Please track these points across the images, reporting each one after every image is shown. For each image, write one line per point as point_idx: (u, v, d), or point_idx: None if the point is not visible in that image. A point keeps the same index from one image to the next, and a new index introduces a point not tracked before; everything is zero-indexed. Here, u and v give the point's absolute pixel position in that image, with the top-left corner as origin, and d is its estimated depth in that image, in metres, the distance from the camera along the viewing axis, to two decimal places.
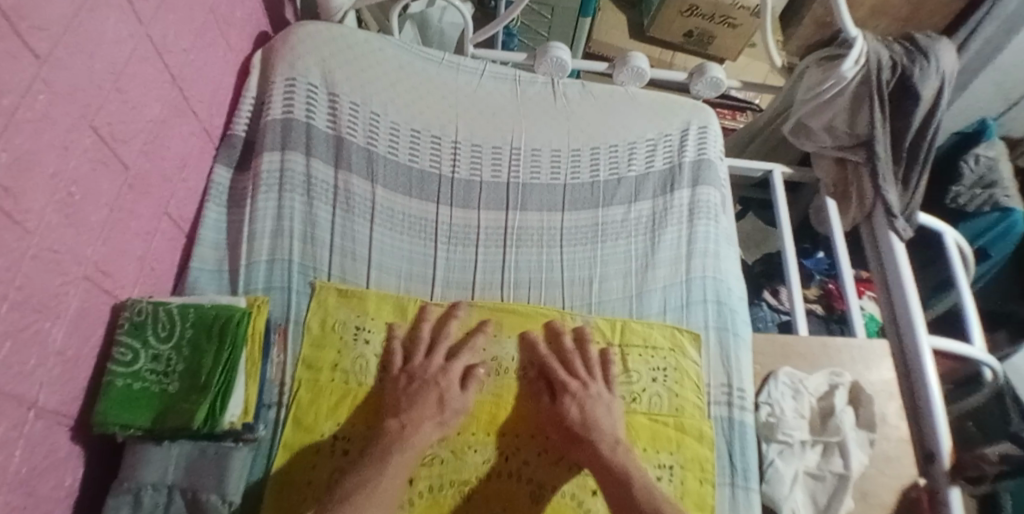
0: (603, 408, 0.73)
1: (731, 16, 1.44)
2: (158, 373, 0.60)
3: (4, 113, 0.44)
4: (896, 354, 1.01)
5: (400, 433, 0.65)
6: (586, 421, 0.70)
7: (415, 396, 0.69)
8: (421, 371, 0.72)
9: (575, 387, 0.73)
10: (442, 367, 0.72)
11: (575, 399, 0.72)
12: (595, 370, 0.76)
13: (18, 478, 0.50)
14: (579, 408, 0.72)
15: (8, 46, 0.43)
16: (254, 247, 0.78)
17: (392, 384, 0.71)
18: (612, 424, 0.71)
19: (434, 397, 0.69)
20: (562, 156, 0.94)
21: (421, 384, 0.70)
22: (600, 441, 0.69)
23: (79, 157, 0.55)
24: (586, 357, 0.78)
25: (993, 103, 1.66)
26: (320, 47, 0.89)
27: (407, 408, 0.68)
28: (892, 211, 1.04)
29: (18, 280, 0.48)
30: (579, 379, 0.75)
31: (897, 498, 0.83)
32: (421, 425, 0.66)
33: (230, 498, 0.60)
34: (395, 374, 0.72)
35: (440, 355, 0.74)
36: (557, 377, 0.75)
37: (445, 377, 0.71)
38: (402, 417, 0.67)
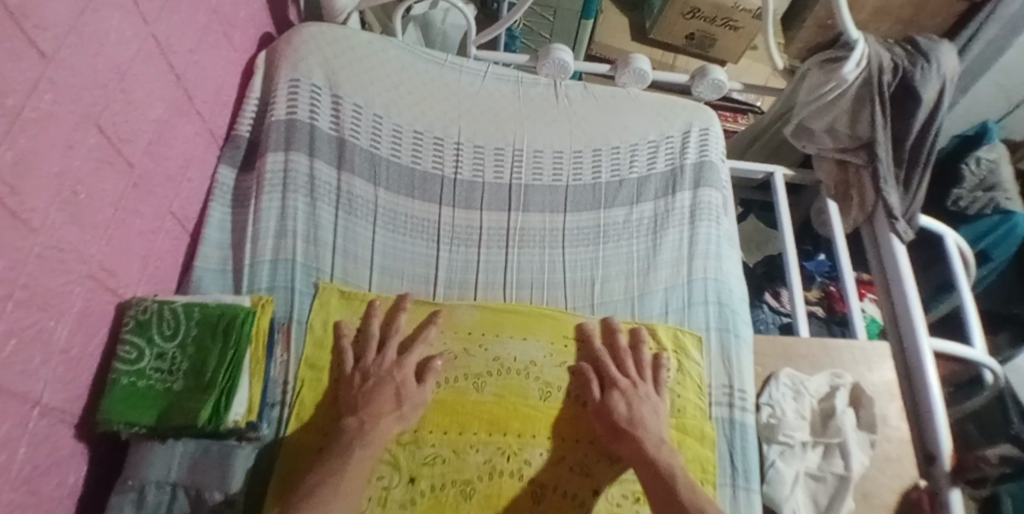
0: (650, 408, 0.73)
1: (733, 19, 1.44)
2: (162, 372, 0.61)
3: (9, 111, 0.44)
4: (897, 355, 1.01)
5: (359, 430, 0.65)
6: (633, 419, 0.71)
7: (371, 392, 0.69)
8: (376, 367, 0.72)
9: (625, 385, 0.75)
10: (396, 362, 0.72)
11: (623, 396, 0.74)
12: (646, 371, 0.77)
13: (22, 476, 0.50)
14: (627, 404, 0.73)
15: (12, 45, 0.43)
16: (258, 247, 0.79)
17: (346, 383, 0.71)
18: (657, 424, 0.72)
19: (389, 393, 0.69)
20: (565, 157, 0.94)
21: (376, 381, 0.70)
22: (646, 438, 0.69)
23: (84, 156, 0.55)
24: (638, 356, 0.79)
25: (994, 107, 1.70)
26: (323, 48, 0.90)
27: (364, 405, 0.68)
28: (894, 213, 1.05)
29: (23, 279, 0.48)
30: (628, 377, 0.76)
31: (898, 499, 0.83)
32: (379, 420, 0.66)
33: (232, 496, 0.61)
34: (348, 374, 0.72)
35: (392, 351, 0.74)
36: (608, 373, 0.76)
37: (400, 371, 0.71)
38: (360, 414, 0.67)
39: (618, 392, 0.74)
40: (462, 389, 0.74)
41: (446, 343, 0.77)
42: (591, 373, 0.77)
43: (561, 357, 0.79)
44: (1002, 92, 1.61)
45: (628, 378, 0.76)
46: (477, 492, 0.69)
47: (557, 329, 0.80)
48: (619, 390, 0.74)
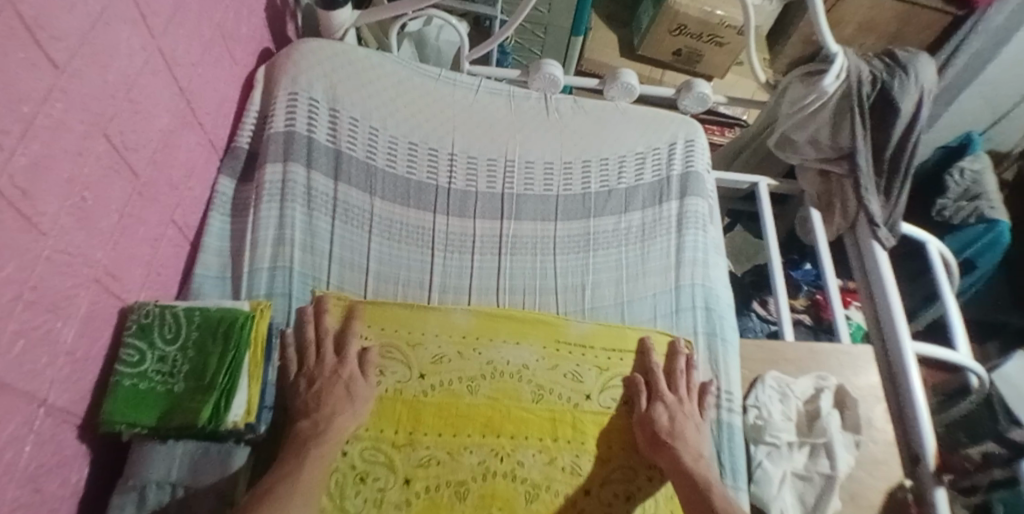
0: (692, 426, 0.76)
1: (719, 35, 1.49)
2: (163, 374, 0.62)
3: (23, 118, 0.47)
4: (880, 359, 1.03)
5: (315, 430, 0.67)
6: (674, 431, 0.74)
7: (319, 394, 0.70)
8: (319, 370, 0.72)
9: (671, 400, 0.78)
10: (338, 362, 0.73)
11: (667, 408, 0.77)
12: (693, 393, 0.80)
13: (26, 473, 0.52)
14: (670, 417, 0.76)
15: (25, 54, 0.46)
16: (257, 255, 0.80)
17: (292, 389, 0.72)
18: (698, 441, 0.75)
19: (336, 393, 0.70)
20: (555, 168, 0.97)
21: (322, 384, 0.71)
22: (684, 451, 0.72)
23: (92, 164, 0.57)
24: (689, 374, 0.82)
25: (980, 118, 1.75)
26: (321, 63, 0.93)
27: (317, 406, 0.69)
28: (875, 220, 1.08)
29: (32, 280, 0.50)
30: (675, 394, 0.79)
31: (885, 499, 0.85)
32: (334, 417, 0.68)
33: (230, 497, 0.63)
34: (294, 381, 0.72)
35: (330, 353, 0.74)
36: (658, 386, 0.79)
37: (343, 370, 0.73)
38: (313, 416, 0.68)
39: (663, 406, 0.77)
40: (456, 393, 0.76)
41: (440, 347, 0.79)
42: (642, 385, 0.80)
43: (552, 360, 0.80)
44: (987, 106, 1.68)
45: (675, 395, 0.79)
46: (472, 493, 0.70)
47: (549, 334, 0.82)
48: (667, 405, 0.77)
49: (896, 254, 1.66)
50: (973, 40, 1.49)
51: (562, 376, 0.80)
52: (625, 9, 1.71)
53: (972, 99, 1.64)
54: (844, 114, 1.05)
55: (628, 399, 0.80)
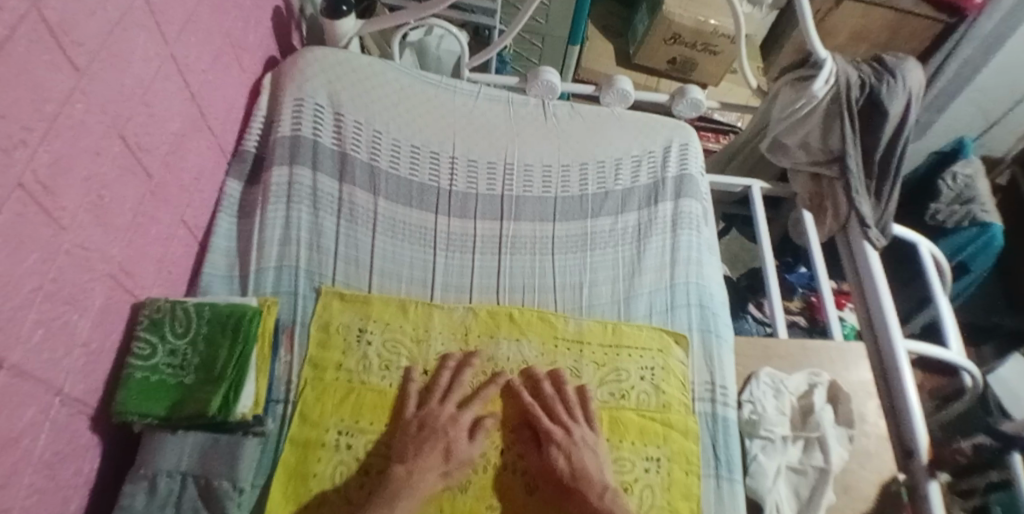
0: (590, 455, 0.74)
1: (713, 44, 1.53)
2: (174, 366, 0.65)
3: (47, 117, 0.50)
4: (872, 355, 1.05)
5: (406, 479, 0.67)
6: (576, 464, 0.72)
7: (422, 444, 0.70)
8: (432, 416, 0.73)
9: (560, 437, 0.74)
10: (454, 416, 0.74)
11: (561, 449, 0.73)
12: (577, 415, 0.77)
13: (42, 460, 0.55)
14: (566, 457, 0.73)
15: (50, 57, 0.49)
16: (263, 254, 0.83)
17: (402, 431, 0.72)
18: (600, 471, 0.73)
19: (439, 447, 0.71)
20: (553, 171, 1.00)
21: (430, 432, 0.72)
22: (590, 491, 0.70)
23: (109, 163, 0.60)
24: (568, 400, 0.78)
25: (973, 125, 1.79)
26: (327, 70, 0.96)
27: (414, 455, 0.69)
28: (866, 222, 1.10)
29: (52, 273, 0.53)
30: (561, 427, 0.75)
31: (878, 491, 0.87)
32: (427, 471, 0.68)
33: (241, 485, 0.64)
34: (408, 420, 0.73)
35: (452, 402, 0.75)
36: (544, 426, 0.75)
37: (455, 426, 0.73)
38: (407, 463, 0.69)
39: (557, 447, 0.74)
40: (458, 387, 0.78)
41: (444, 343, 0.81)
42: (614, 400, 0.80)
43: (551, 356, 0.83)
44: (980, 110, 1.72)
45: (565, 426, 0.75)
46: (472, 483, 0.72)
47: (547, 331, 0.85)
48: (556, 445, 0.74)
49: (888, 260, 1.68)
50: (964, 47, 1.54)
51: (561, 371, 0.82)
52: (621, 19, 1.75)
53: (964, 104, 1.70)
54: (833, 118, 1.08)
55: (625, 393, 0.82)
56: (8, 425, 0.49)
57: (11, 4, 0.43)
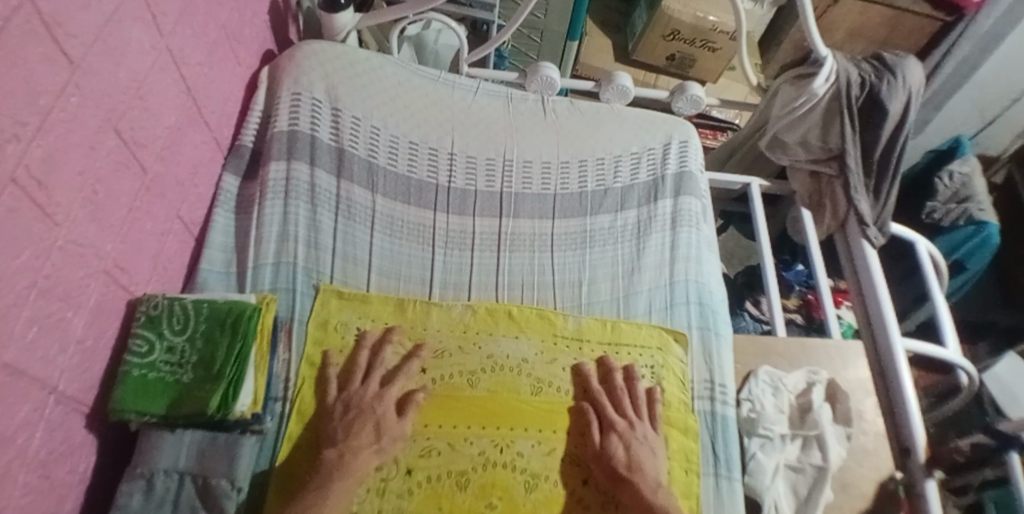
0: (647, 450, 0.75)
1: (711, 40, 1.52)
2: (172, 364, 0.64)
3: (40, 112, 0.49)
4: (870, 354, 1.05)
5: (339, 462, 0.66)
6: (633, 456, 0.74)
7: (351, 426, 0.70)
8: (358, 398, 0.72)
9: (623, 428, 0.76)
10: (378, 394, 0.73)
11: (622, 439, 0.75)
12: (642, 410, 0.79)
13: (37, 459, 0.54)
14: (625, 448, 0.74)
15: (43, 49, 0.48)
16: (261, 250, 0.82)
17: (328, 415, 0.72)
18: (655, 467, 0.74)
19: (368, 427, 0.70)
20: (552, 167, 1.00)
21: (357, 413, 0.71)
22: (643, 484, 0.71)
23: (104, 158, 0.59)
24: (633, 394, 0.80)
25: (970, 123, 1.80)
26: (324, 64, 0.95)
27: (345, 437, 0.69)
28: (864, 220, 1.11)
29: (46, 270, 0.52)
30: (626, 419, 0.77)
31: (876, 489, 0.87)
32: (360, 452, 0.68)
33: (239, 484, 0.64)
34: (331, 405, 0.72)
35: (376, 382, 0.75)
36: (607, 416, 0.77)
37: (381, 404, 0.72)
38: (340, 446, 0.68)
39: (616, 436, 0.75)
40: (457, 385, 0.77)
41: (442, 341, 0.81)
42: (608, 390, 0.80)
43: (551, 354, 0.82)
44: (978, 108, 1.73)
45: (625, 419, 0.78)
46: (472, 482, 0.72)
47: (546, 329, 0.84)
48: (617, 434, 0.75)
49: (885, 256, 1.69)
50: (963, 44, 1.55)
51: (560, 370, 0.81)
52: (620, 15, 1.75)
53: (961, 102, 1.70)
54: (833, 116, 1.08)
55: None
56: (2, 425, 0.49)
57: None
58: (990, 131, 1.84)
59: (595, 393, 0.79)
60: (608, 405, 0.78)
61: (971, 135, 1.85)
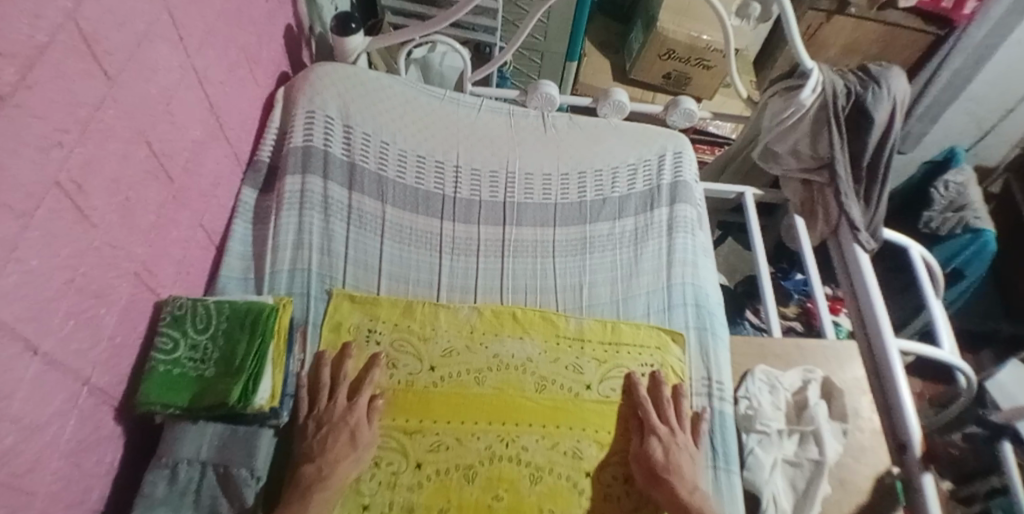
0: (686, 457, 0.78)
1: (706, 58, 1.58)
2: (195, 360, 0.68)
3: (80, 122, 0.54)
4: (864, 354, 1.08)
5: (320, 475, 0.69)
6: (672, 459, 0.76)
7: (326, 439, 0.72)
8: (327, 414, 0.74)
9: (663, 432, 0.79)
10: (348, 407, 0.75)
11: (662, 443, 0.78)
12: (684, 422, 0.82)
13: (68, 447, 0.58)
14: (665, 451, 0.77)
15: (82, 64, 0.53)
16: (277, 257, 0.87)
17: (300, 432, 0.74)
18: (693, 473, 0.77)
19: (343, 437, 0.72)
20: (553, 180, 1.04)
21: (329, 428, 0.73)
22: (680, 485, 0.74)
23: (135, 168, 0.64)
24: (679, 408, 0.83)
25: (966, 133, 1.86)
26: (336, 84, 1.01)
27: (322, 450, 0.71)
28: (856, 225, 1.15)
29: (82, 268, 0.57)
30: (666, 425, 0.80)
31: (874, 484, 0.89)
32: (339, 463, 0.70)
33: (258, 473, 0.67)
34: (303, 423, 0.75)
35: (343, 396, 0.77)
36: (649, 420, 0.80)
37: (352, 415, 0.74)
38: (318, 460, 0.70)
39: (657, 440, 0.78)
40: (464, 384, 0.81)
41: (450, 341, 0.84)
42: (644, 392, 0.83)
43: (554, 354, 0.86)
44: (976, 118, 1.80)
45: (666, 426, 0.80)
46: (480, 475, 0.75)
47: (549, 330, 0.88)
48: (658, 439, 0.78)
49: (880, 271, 1.72)
50: (956, 57, 1.63)
51: (564, 368, 0.85)
52: (617, 36, 1.82)
53: (956, 114, 1.78)
54: (822, 126, 1.12)
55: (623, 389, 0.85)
56: (37, 410, 0.53)
57: (48, 16, 0.48)
58: (986, 144, 1.90)
59: (642, 401, 0.82)
60: (654, 413, 0.80)
61: (968, 146, 1.91)
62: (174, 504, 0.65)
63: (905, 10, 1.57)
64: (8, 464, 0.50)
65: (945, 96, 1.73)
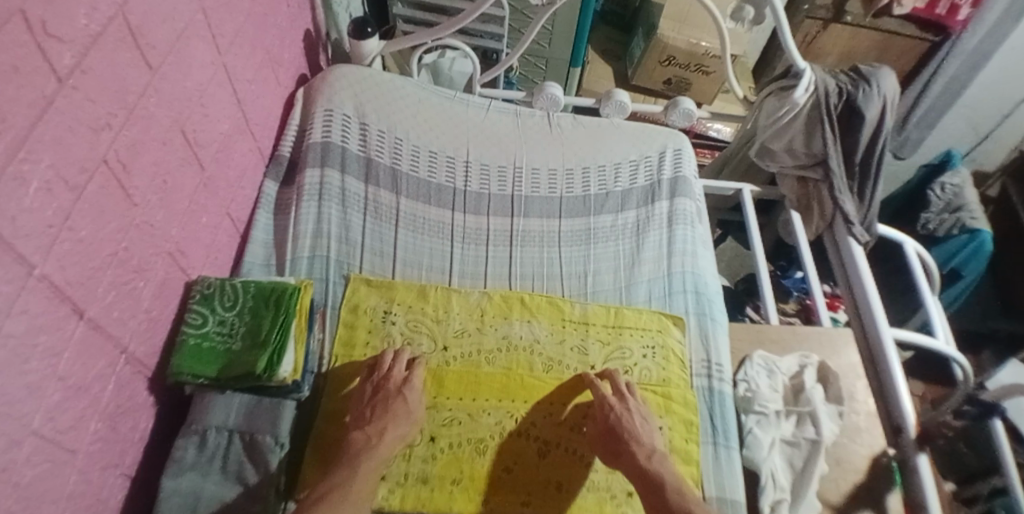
0: (638, 422, 0.79)
1: (705, 64, 1.64)
2: (223, 334, 0.73)
3: (127, 107, 0.59)
4: (860, 342, 1.12)
5: (368, 443, 0.72)
6: (628, 425, 0.78)
7: (377, 407, 0.76)
8: (385, 381, 0.78)
9: (613, 401, 0.80)
10: (403, 381, 0.78)
11: (613, 411, 0.79)
12: (632, 392, 0.83)
13: (107, 410, 0.63)
14: (617, 418, 0.78)
15: (129, 54, 0.59)
16: (298, 244, 0.92)
17: (358, 395, 0.79)
18: (650, 438, 0.78)
19: (391, 411, 0.75)
20: (558, 174, 1.09)
21: (384, 396, 0.77)
22: (639, 451, 0.76)
23: (172, 155, 0.70)
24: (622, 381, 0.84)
25: (964, 138, 1.93)
26: (353, 85, 1.06)
27: (371, 419, 0.75)
28: (850, 219, 1.19)
29: (125, 243, 0.62)
30: (616, 395, 0.82)
31: (870, 463, 0.93)
32: (385, 433, 0.73)
33: (281, 440, 0.72)
34: (362, 386, 0.79)
35: (402, 367, 0.80)
36: (598, 390, 0.81)
37: (406, 390, 0.77)
38: (367, 428, 0.74)
39: (609, 409, 0.79)
40: (475, 363, 0.86)
41: (462, 323, 0.89)
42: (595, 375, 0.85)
43: (560, 335, 0.90)
44: (972, 124, 1.88)
45: (616, 398, 0.81)
46: (491, 448, 0.79)
47: (555, 314, 0.92)
48: (609, 409, 0.79)
49: (878, 273, 1.74)
50: (952, 62, 1.69)
51: (569, 350, 0.89)
52: (619, 45, 1.88)
53: (954, 118, 1.86)
54: (815, 123, 1.17)
55: (629, 370, 0.89)
56: (81, 371, 0.58)
57: (102, 9, 0.54)
58: (984, 147, 1.96)
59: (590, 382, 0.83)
60: (603, 388, 0.82)
61: (967, 150, 1.97)
62: (204, 467, 0.69)
63: (900, 18, 1.61)
64: (54, 419, 0.54)
65: (943, 101, 1.80)
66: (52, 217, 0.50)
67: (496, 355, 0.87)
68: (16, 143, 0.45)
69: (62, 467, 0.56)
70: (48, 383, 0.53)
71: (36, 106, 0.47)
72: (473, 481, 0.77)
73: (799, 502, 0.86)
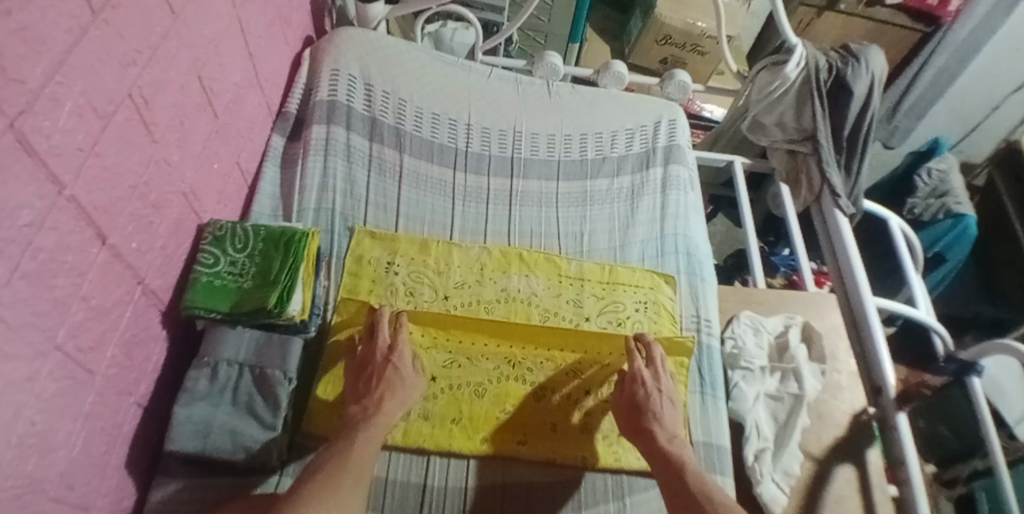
0: (668, 404, 0.80)
1: (700, 45, 1.67)
2: (234, 274, 0.76)
3: (151, 46, 0.62)
4: (843, 306, 1.17)
5: (365, 414, 0.72)
6: (653, 404, 0.79)
7: (371, 379, 0.76)
8: (371, 355, 0.78)
9: (646, 377, 0.81)
10: (388, 347, 0.78)
11: (645, 389, 0.80)
12: (665, 366, 0.83)
13: (124, 339, 0.65)
14: (647, 395, 0.80)
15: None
16: (304, 197, 0.94)
17: (356, 364, 0.78)
18: (674, 422, 0.79)
19: (382, 380, 0.75)
20: (556, 139, 1.12)
21: (370, 372, 0.76)
22: (659, 434, 0.77)
23: (188, 98, 0.72)
24: (650, 355, 0.84)
25: (953, 127, 1.99)
26: (359, 47, 1.09)
27: (368, 392, 0.75)
28: (837, 192, 1.22)
29: (145, 178, 0.65)
30: (650, 368, 0.83)
31: (851, 420, 0.98)
32: (382, 403, 0.73)
33: (290, 376, 0.76)
34: (362, 354, 0.78)
35: (384, 339, 0.79)
36: (630, 367, 0.82)
37: (393, 358, 0.77)
38: (363, 401, 0.74)
39: (640, 384, 0.80)
40: (475, 312, 0.90)
41: (462, 276, 0.92)
42: (633, 345, 0.85)
43: (556, 289, 0.93)
44: (962, 116, 1.95)
45: (649, 369, 0.83)
46: (489, 392, 0.83)
47: (552, 270, 0.95)
48: (638, 385, 0.80)
49: (865, 257, 1.78)
50: (943, 52, 1.71)
51: (565, 302, 0.93)
52: (617, 25, 1.91)
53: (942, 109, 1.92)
54: (805, 99, 1.22)
55: (622, 322, 0.93)
56: (102, 296, 0.60)
57: None
58: (974, 139, 2.03)
59: (629, 349, 0.84)
60: (638, 359, 0.83)
61: (957, 141, 2.03)
62: (215, 398, 0.73)
63: (892, 7, 1.63)
64: (75, 338, 0.56)
65: (935, 88, 1.82)
66: (81, 141, 0.52)
67: (494, 304, 0.91)
68: (52, 67, 0.47)
69: (82, 386, 0.59)
70: (72, 301, 0.55)
71: (72, 34, 0.49)
72: (472, 421, 0.81)
73: (780, 453, 0.90)
